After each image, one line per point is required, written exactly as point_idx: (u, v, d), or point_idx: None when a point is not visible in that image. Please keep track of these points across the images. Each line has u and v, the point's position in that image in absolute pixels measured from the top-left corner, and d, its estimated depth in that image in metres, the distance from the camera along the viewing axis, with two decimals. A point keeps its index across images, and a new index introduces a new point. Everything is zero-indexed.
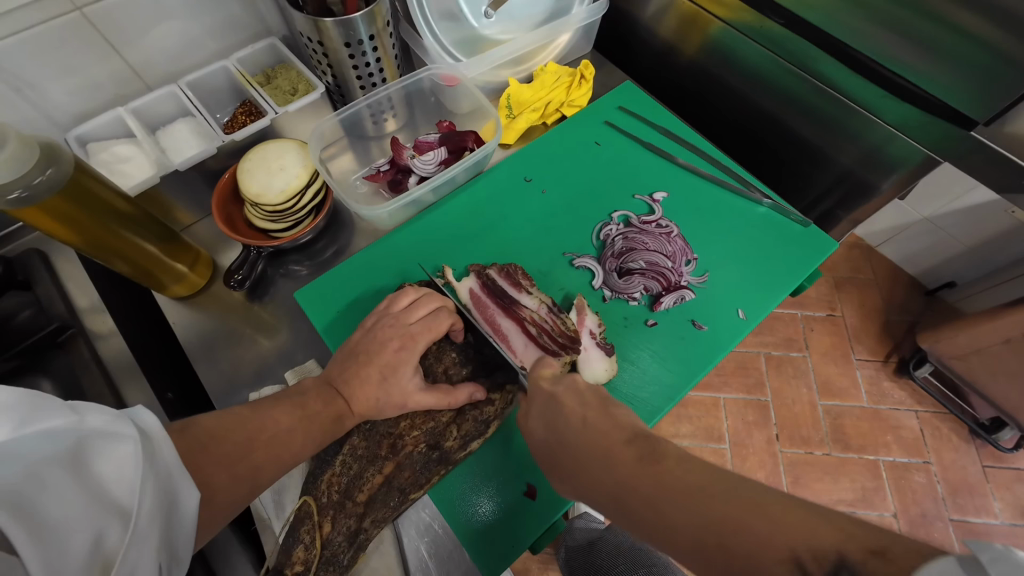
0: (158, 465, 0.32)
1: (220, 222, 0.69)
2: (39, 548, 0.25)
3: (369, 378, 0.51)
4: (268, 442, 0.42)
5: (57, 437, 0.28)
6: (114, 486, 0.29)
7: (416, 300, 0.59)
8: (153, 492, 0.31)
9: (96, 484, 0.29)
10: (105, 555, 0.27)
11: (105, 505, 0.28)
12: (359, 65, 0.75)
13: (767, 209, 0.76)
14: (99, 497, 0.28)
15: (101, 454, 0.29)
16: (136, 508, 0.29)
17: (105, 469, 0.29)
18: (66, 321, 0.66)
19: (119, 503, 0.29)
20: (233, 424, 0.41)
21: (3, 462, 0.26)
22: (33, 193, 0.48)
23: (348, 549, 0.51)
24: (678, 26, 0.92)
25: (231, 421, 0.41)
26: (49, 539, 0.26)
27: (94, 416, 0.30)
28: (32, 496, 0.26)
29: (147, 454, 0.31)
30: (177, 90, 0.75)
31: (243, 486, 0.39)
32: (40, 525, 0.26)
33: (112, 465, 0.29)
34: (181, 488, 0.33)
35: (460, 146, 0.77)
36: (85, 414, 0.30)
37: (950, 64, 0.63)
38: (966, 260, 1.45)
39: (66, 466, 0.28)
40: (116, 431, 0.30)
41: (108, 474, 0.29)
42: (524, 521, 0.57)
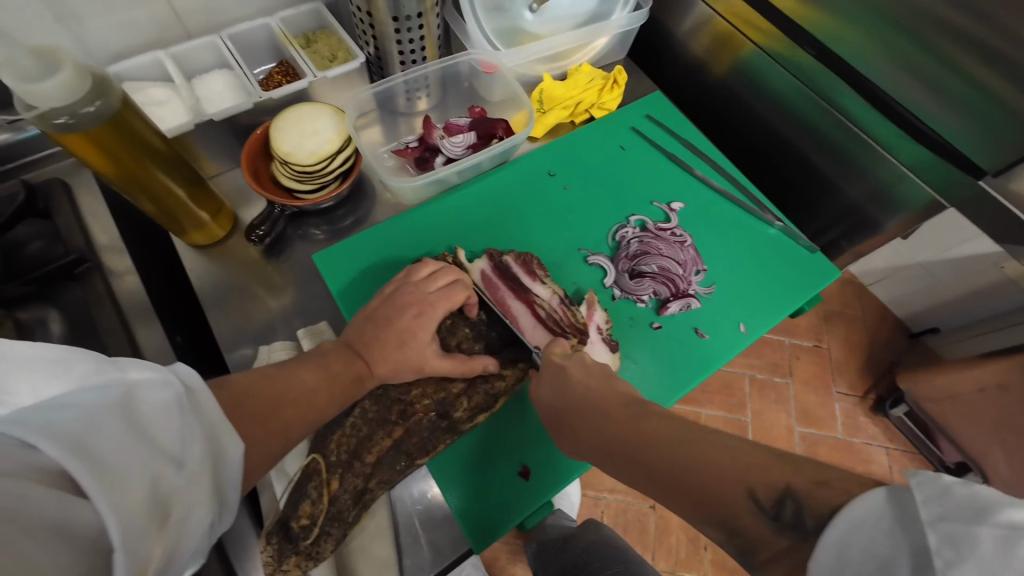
0: (200, 417, 0.34)
1: (248, 175, 0.70)
2: (110, 489, 0.26)
3: (387, 341, 0.53)
4: (298, 401, 0.44)
5: (107, 388, 0.30)
6: (163, 434, 0.30)
7: (435, 270, 0.60)
8: (198, 441, 0.32)
9: (148, 432, 0.30)
10: (164, 497, 0.29)
11: (159, 451, 0.30)
12: (402, 40, 0.76)
13: (778, 231, 0.79)
14: (152, 444, 0.30)
15: (148, 403, 0.31)
16: (184, 454, 0.31)
17: (154, 419, 0.31)
18: (83, 254, 0.65)
19: (170, 449, 0.30)
20: (263, 382, 0.43)
21: (64, 410, 0.28)
22: (76, 122, 0.49)
23: (354, 507, 0.52)
24: (712, 45, 0.95)
25: (262, 379, 0.43)
26: (114, 480, 0.26)
27: (137, 370, 0.31)
28: (96, 439, 0.27)
29: (190, 406, 0.33)
30: (218, 41, 0.76)
31: (280, 438, 0.41)
32: (107, 466, 0.26)
33: (159, 415, 0.31)
34: (224, 441, 0.35)
35: (490, 132, 0.79)
36: (128, 368, 0.31)
37: (968, 117, 0.67)
38: (951, 308, 1.50)
39: (120, 415, 0.29)
40: (159, 384, 0.32)
41: (157, 424, 0.30)
42: (514, 501, 0.60)
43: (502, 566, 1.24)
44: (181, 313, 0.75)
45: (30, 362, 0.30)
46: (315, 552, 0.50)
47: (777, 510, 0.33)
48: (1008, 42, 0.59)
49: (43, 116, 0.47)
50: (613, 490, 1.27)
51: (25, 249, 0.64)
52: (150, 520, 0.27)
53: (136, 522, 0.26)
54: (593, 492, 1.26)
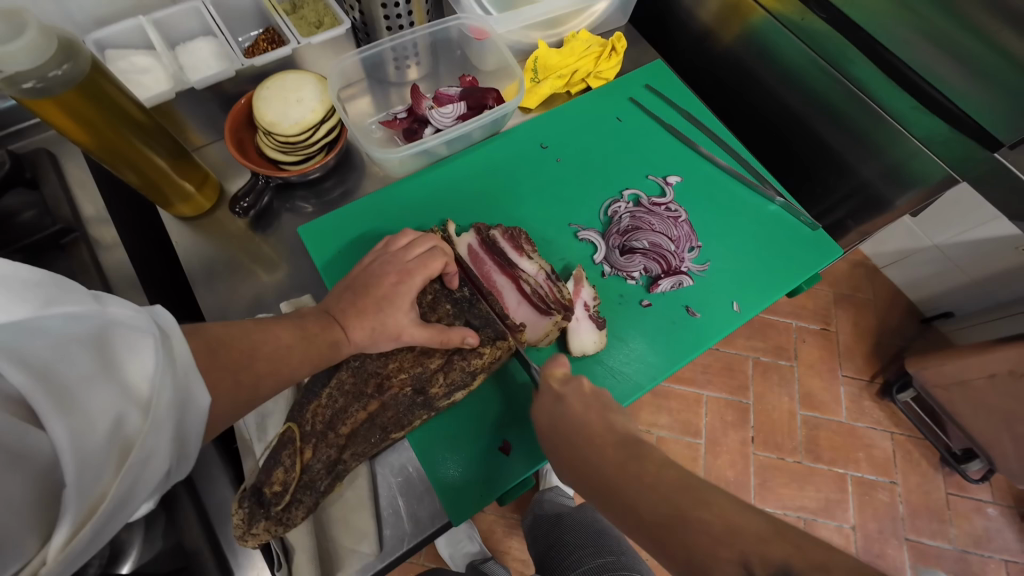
0: (174, 362, 0.34)
1: (231, 145, 0.69)
2: (66, 420, 0.27)
3: (365, 309, 0.53)
4: (269, 355, 0.44)
5: (81, 322, 0.31)
6: (132, 375, 0.31)
7: (416, 241, 0.60)
8: (167, 385, 0.32)
9: (114, 368, 0.30)
10: (124, 435, 0.30)
11: (122, 390, 0.30)
12: (388, 4, 0.73)
13: (778, 207, 0.76)
14: (117, 383, 0.30)
15: (121, 343, 0.31)
16: (149, 395, 0.31)
17: (123, 357, 0.31)
18: (71, 225, 0.66)
19: (136, 389, 0.31)
20: (237, 334, 0.43)
21: (35, 335, 0.29)
22: (47, 87, 0.48)
23: (326, 476, 0.53)
24: (719, 11, 0.90)
25: (236, 331, 0.43)
26: (71, 412, 0.28)
27: (115, 308, 0.32)
28: (58, 370, 0.28)
29: (164, 351, 0.33)
30: (200, 6, 0.73)
31: (246, 394, 0.41)
32: (65, 398, 0.28)
33: (131, 356, 0.31)
34: (195, 388, 0.35)
35: (480, 102, 0.77)
36: (108, 305, 0.32)
37: (984, 86, 0.63)
38: (967, 292, 1.45)
39: (87, 349, 0.30)
40: (135, 325, 0.32)
41: (127, 364, 0.31)
42: (494, 477, 0.60)
43: (497, 539, 1.25)
44: (171, 285, 0.75)
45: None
46: (286, 518, 0.50)
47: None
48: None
49: (10, 80, 0.46)
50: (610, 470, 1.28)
51: (17, 218, 0.64)
52: (104, 455, 0.28)
53: (90, 455, 0.28)
54: None
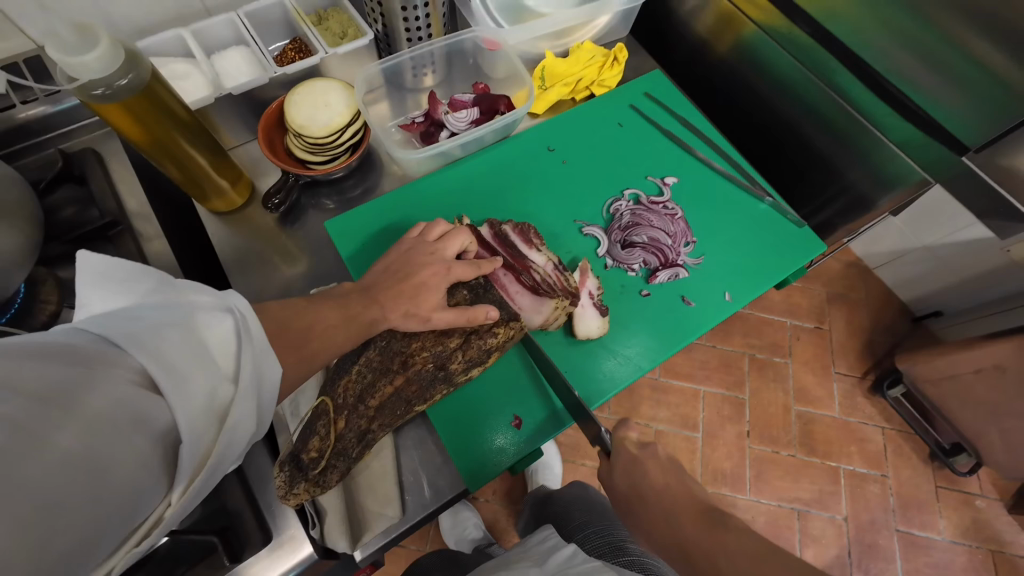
0: (253, 341, 0.35)
1: (264, 146, 0.75)
2: (173, 392, 0.29)
3: (402, 292, 0.58)
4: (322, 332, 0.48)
5: (170, 307, 0.33)
6: (221, 352, 0.33)
7: (450, 232, 0.66)
8: (250, 360, 0.35)
9: (204, 346, 0.32)
10: (218, 404, 0.32)
11: (215, 364, 0.33)
12: (409, 17, 0.80)
13: (768, 206, 0.82)
14: (210, 358, 0.32)
15: (208, 323, 0.33)
16: (236, 370, 0.34)
17: (211, 337, 0.33)
18: (116, 218, 0.72)
19: (223, 366, 0.33)
20: (293, 312, 0.47)
21: (136, 318, 0.31)
22: (112, 93, 0.54)
23: (357, 445, 0.58)
24: (714, 24, 0.96)
25: (295, 308, 0.47)
26: (177, 384, 0.30)
27: (197, 295, 0.35)
28: (162, 347, 0.30)
29: (243, 332, 0.35)
30: (236, 19, 0.80)
31: (305, 366, 0.45)
32: (171, 372, 0.30)
33: (218, 334, 0.34)
34: (269, 366, 0.37)
35: (492, 108, 0.83)
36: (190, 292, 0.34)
37: (957, 89, 0.69)
38: (955, 291, 1.51)
39: (182, 328, 0.32)
40: (216, 307, 0.34)
41: (216, 342, 0.33)
42: (506, 446, 0.65)
43: (503, 527, 1.31)
44: (203, 277, 0.81)
45: (117, 280, 0.36)
46: (322, 480, 0.56)
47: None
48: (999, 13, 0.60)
49: (83, 87, 0.52)
50: None
51: (59, 214, 0.71)
52: (204, 423, 0.31)
53: (195, 424, 0.30)
54: (590, 461, 1.36)
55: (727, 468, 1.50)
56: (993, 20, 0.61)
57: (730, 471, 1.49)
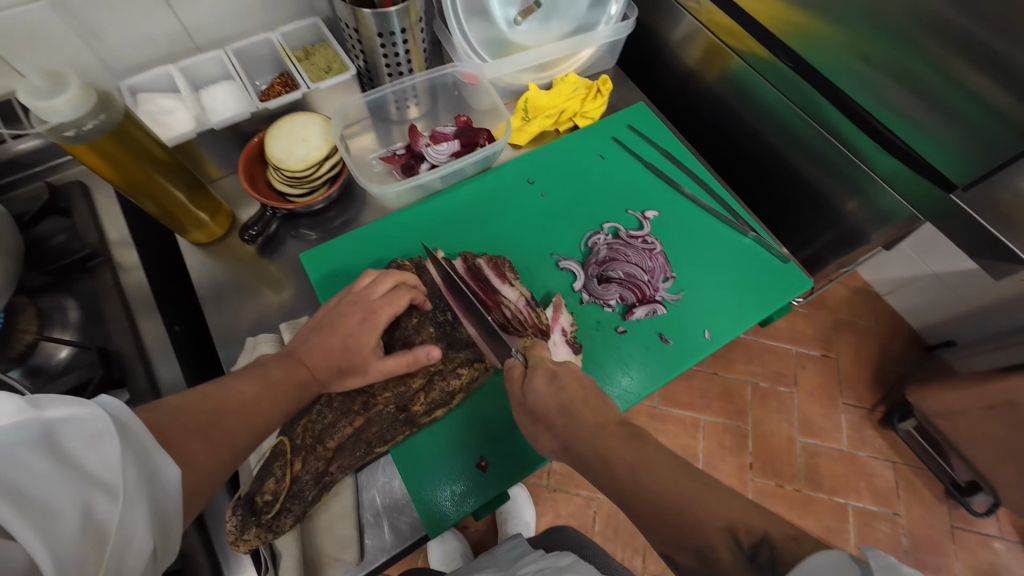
0: (132, 442, 0.34)
1: (244, 179, 0.76)
2: (36, 527, 0.27)
3: (331, 348, 0.56)
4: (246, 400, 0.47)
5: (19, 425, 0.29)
6: (98, 469, 0.31)
7: (376, 279, 0.62)
8: (133, 469, 0.33)
9: (72, 462, 0.30)
10: (97, 523, 0.30)
11: (87, 486, 0.30)
12: (388, 53, 0.80)
13: (751, 241, 0.80)
14: (83, 479, 0.30)
15: (72, 438, 0.31)
16: (117, 485, 0.32)
17: (80, 450, 0.31)
18: (96, 250, 0.73)
19: (101, 483, 0.31)
20: (198, 398, 0.44)
21: None
22: (83, 135, 0.55)
23: (314, 487, 0.58)
24: (701, 55, 0.96)
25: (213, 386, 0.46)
26: (39, 518, 0.27)
27: (57, 407, 0.31)
28: (14, 480, 0.27)
29: (121, 435, 0.33)
30: (223, 56, 0.82)
31: (243, 430, 0.45)
32: (30, 504, 0.27)
33: (92, 452, 0.31)
34: (161, 462, 0.36)
35: (472, 141, 0.83)
36: (46, 406, 0.31)
37: (944, 119, 0.66)
38: (967, 320, 1.46)
39: (40, 453, 0.29)
40: (82, 417, 0.31)
41: (88, 460, 0.31)
42: (469, 491, 0.63)
43: None
44: (182, 306, 0.81)
45: None
46: (275, 525, 0.55)
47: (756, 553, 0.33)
48: (985, 41, 0.58)
49: (53, 130, 0.53)
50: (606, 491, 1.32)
51: (48, 243, 0.72)
52: (85, 553, 0.29)
53: (69, 559, 0.28)
54: (585, 493, 1.32)
55: None
56: (981, 49, 0.58)
57: None
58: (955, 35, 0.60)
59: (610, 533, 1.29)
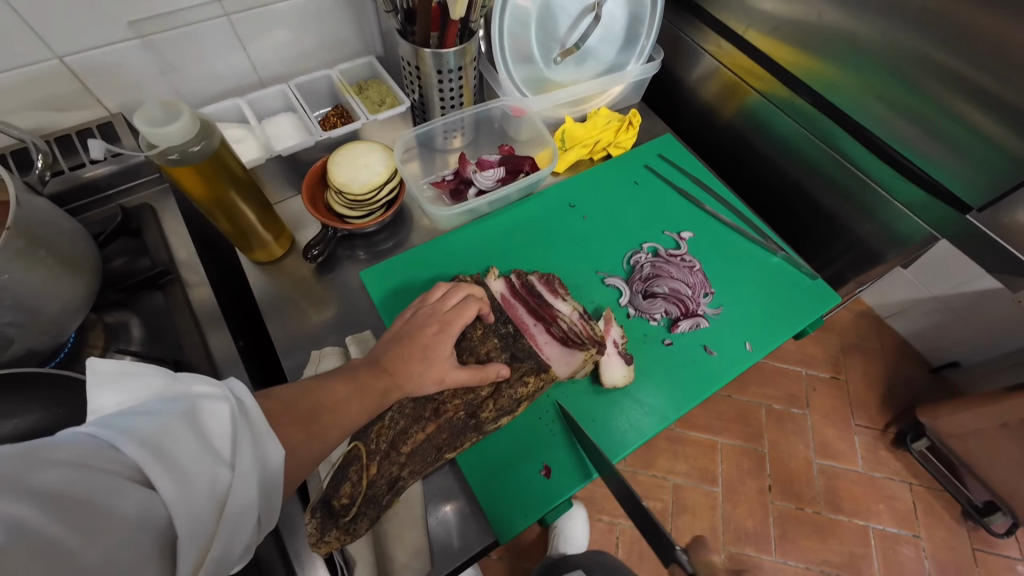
0: (250, 426, 0.41)
1: (308, 202, 0.81)
2: (177, 481, 0.33)
3: (411, 356, 0.61)
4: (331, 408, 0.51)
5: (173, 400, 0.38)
6: (221, 442, 0.38)
7: (449, 290, 0.69)
8: (246, 447, 0.40)
9: (206, 434, 0.38)
10: (218, 490, 0.36)
11: (214, 455, 0.37)
12: (444, 89, 0.87)
13: (781, 259, 0.85)
14: (210, 448, 0.37)
15: (207, 413, 0.39)
16: (235, 459, 0.38)
17: (211, 423, 0.39)
18: (167, 267, 0.76)
19: (223, 455, 0.38)
20: (301, 393, 0.51)
21: (141, 416, 0.36)
22: (185, 159, 0.60)
23: (388, 492, 0.59)
24: (719, 91, 1.04)
25: (300, 391, 0.52)
26: (180, 475, 0.34)
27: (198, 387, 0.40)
28: (165, 441, 0.35)
29: (239, 417, 0.41)
30: (286, 90, 0.88)
31: (318, 444, 0.49)
32: (178, 462, 0.34)
33: (218, 425, 0.39)
34: (265, 444, 0.42)
35: (517, 168, 0.89)
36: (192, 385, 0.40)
37: (952, 150, 0.74)
38: (971, 342, 1.51)
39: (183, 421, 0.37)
40: (215, 396, 0.40)
41: (216, 432, 0.38)
42: (535, 496, 0.67)
43: None
44: (244, 321, 0.84)
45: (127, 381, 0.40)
46: (353, 528, 0.56)
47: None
48: (981, 85, 0.66)
49: (161, 153, 0.58)
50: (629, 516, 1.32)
51: (110, 265, 0.76)
52: (206, 512, 0.34)
53: (197, 513, 0.34)
54: (609, 518, 1.31)
55: (751, 526, 1.44)
56: (978, 91, 0.67)
57: (754, 529, 1.43)
58: (954, 79, 0.69)
59: (635, 559, 1.27)
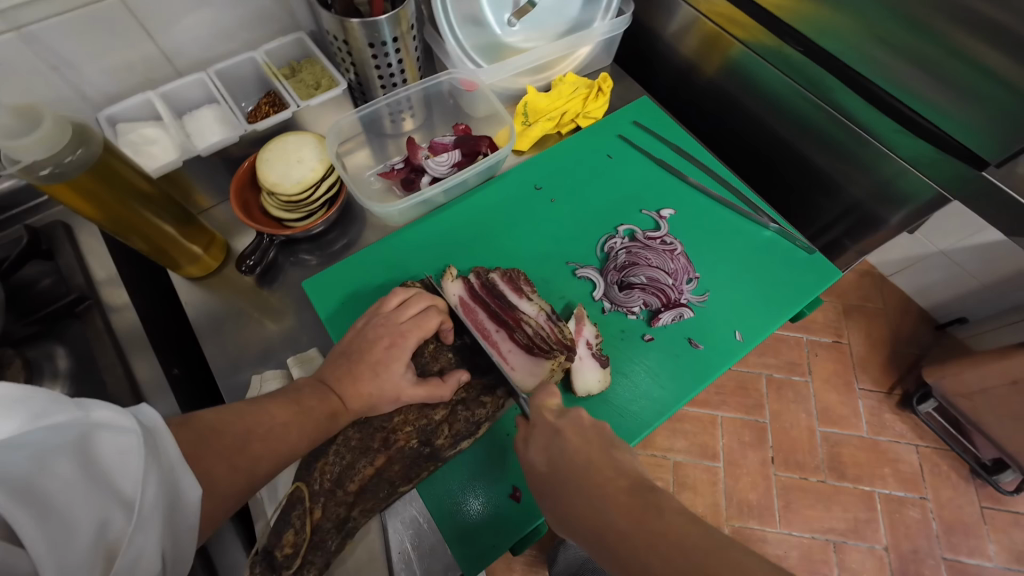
0: (161, 457, 0.34)
1: (237, 207, 0.72)
2: (47, 537, 0.27)
3: (360, 374, 0.54)
4: (264, 436, 0.44)
5: (62, 428, 0.30)
6: (121, 479, 0.31)
7: (405, 300, 0.60)
8: (154, 483, 0.32)
9: (100, 471, 0.30)
10: (107, 538, 0.29)
11: (107, 495, 0.30)
12: (380, 65, 0.77)
13: (773, 233, 0.77)
14: (103, 487, 0.30)
15: (104, 445, 0.31)
16: (136, 499, 0.31)
17: (109, 457, 0.31)
18: (84, 293, 0.68)
19: (122, 494, 0.31)
20: (232, 418, 0.44)
21: (14, 449, 0.28)
22: (61, 171, 0.50)
23: (336, 535, 0.53)
24: (699, 44, 0.93)
25: (228, 417, 0.43)
26: (52, 524, 0.27)
27: (98, 410, 0.32)
28: (39, 482, 0.28)
29: (150, 447, 0.33)
30: (205, 78, 0.78)
31: (244, 477, 0.41)
32: (51, 512, 0.28)
33: (119, 459, 0.31)
34: (181, 479, 0.35)
35: (474, 150, 0.79)
36: (90, 408, 0.32)
37: (964, 99, 0.63)
38: (978, 296, 1.43)
39: (69, 456, 0.30)
40: (119, 424, 0.32)
41: (114, 469, 0.31)
42: (503, 524, 0.60)
43: None
44: (180, 345, 0.77)
45: None
46: None
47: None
48: (997, 19, 0.56)
49: (27, 170, 0.48)
50: None
51: (33, 287, 0.67)
52: (89, 571, 0.28)
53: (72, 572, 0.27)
54: None
55: (754, 499, 1.40)
56: (991, 27, 0.57)
57: (757, 503, 1.39)
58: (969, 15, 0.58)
59: None
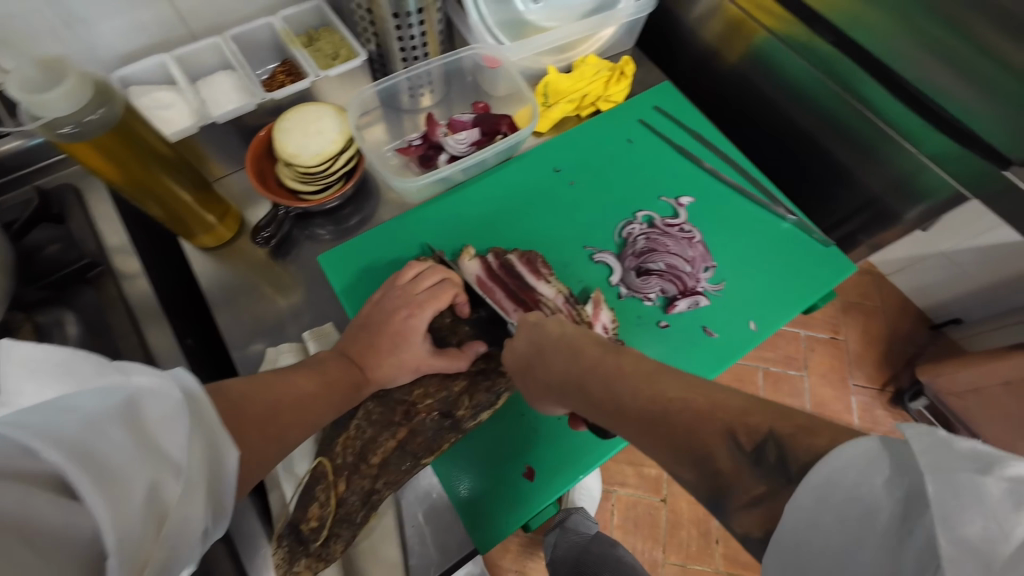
0: (201, 423, 0.33)
1: (253, 176, 0.71)
2: (109, 498, 0.26)
3: (380, 346, 0.54)
4: (289, 406, 0.44)
5: (110, 391, 0.29)
6: (168, 444, 0.30)
7: (422, 271, 0.60)
8: (196, 448, 0.32)
9: (148, 435, 0.29)
10: (159, 499, 0.29)
11: (157, 458, 0.29)
12: (404, 36, 0.75)
13: (791, 225, 0.77)
14: (153, 450, 0.29)
15: (150, 410, 0.30)
16: (185, 463, 0.30)
17: (156, 422, 0.30)
18: (96, 258, 0.67)
19: (170, 457, 0.30)
20: (257, 387, 0.43)
21: (66, 413, 0.27)
22: (83, 130, 0.49)
23: (362, 509, 0.53)
24: (723, 30, 0.91)
25: (254, 388, 0.42)
26: (112, 485, 0.26)
27: (141, 375, 0.31)
28: (95, 444, 0.26)
29: (191, 413, 0.32)
30: (221, 42, 0.75)
31: (272, 449, 0.41)
32: (109, 474, 0.26)
33: (165, 424, 0.30)
34: (219, 445, 0.34)
35: (494, 129, 0.78)
36: (134, 373, 0.31)
37: (992, 98, 0.63)
38: (973, 298, 1.44)
39: (120, 419, 0.28)
40: (163, 390, 0.31)
41: (161, 433, 0.30)
42: (518, 500, 0.62)
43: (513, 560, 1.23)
44: (193, 316, 0.77)
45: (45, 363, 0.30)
46: (325, 554, 0.51)
47: (759, 454, 0.32)
48: None
49: (50, 125, 0.47)
50: (623, 483, 1.27)
51: (41, 253, 0.65)
52: (145, 532, 0.27)
53: (131, 533, 0.26)
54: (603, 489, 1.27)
55: None
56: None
57: None
58: (1005, 15, 0.58)
59: (629, 526, 1.23)
